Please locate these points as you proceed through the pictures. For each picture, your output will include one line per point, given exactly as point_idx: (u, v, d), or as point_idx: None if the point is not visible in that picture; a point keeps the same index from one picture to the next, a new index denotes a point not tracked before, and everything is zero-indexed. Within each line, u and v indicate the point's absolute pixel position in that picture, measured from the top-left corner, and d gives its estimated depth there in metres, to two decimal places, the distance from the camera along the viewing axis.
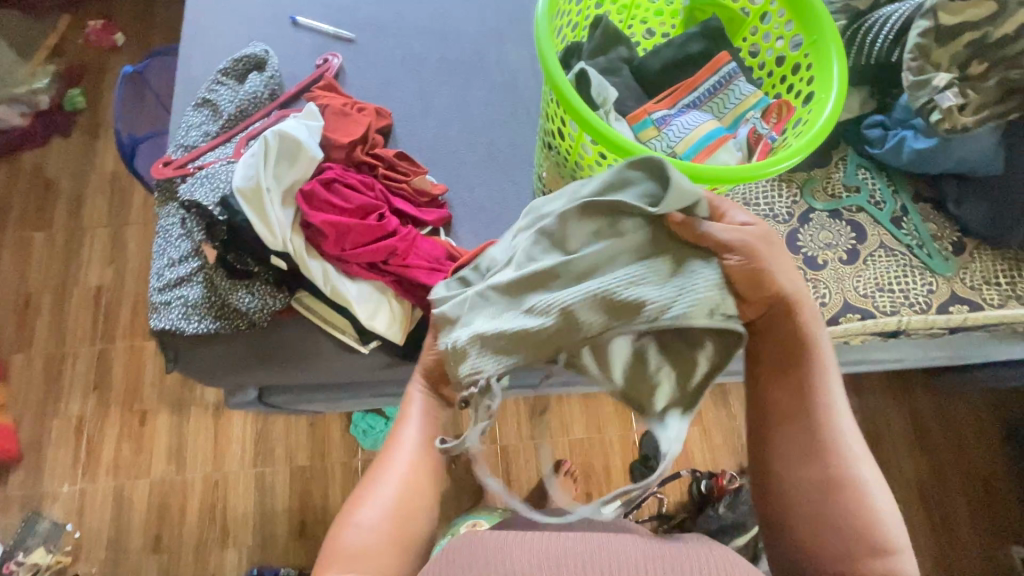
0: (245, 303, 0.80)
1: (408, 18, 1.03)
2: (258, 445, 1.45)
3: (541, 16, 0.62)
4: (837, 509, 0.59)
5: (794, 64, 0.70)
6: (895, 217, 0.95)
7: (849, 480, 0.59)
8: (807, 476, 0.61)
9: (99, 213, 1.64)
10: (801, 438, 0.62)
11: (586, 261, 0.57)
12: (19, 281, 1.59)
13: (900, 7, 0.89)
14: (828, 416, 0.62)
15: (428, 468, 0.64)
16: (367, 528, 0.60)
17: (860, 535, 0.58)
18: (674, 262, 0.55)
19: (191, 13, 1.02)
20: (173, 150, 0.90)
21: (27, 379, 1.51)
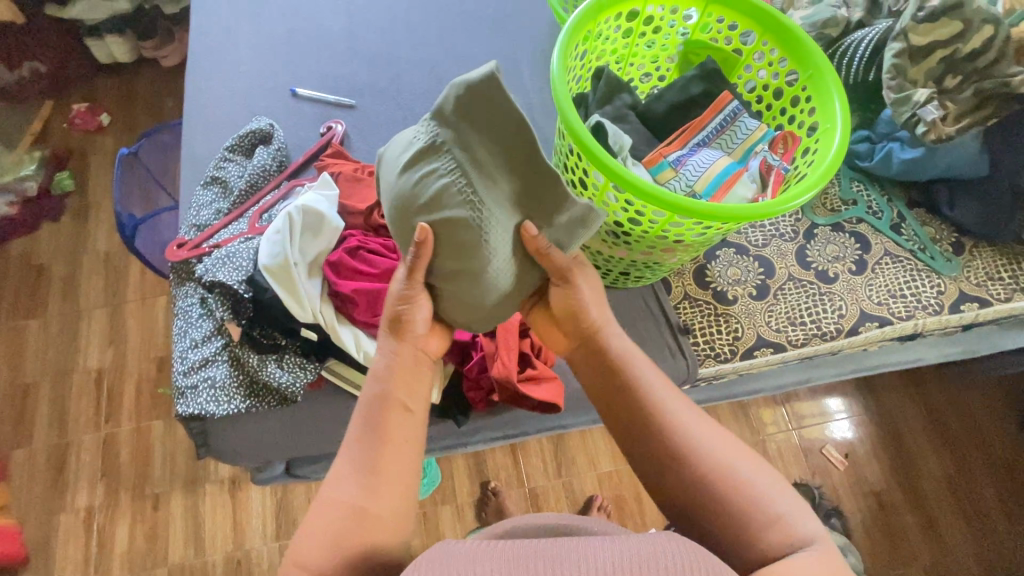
0: (276, 376, 0.79)
1: (406, 80, 1.06)
2: (279, 516, 1.40)
3: (557, 77, 0.65)
4: (721, 502, 0.57)
5: (792, 97, 0.75)
6: (894, 224, 0.99)
7: (714, 472, 0.58)
8: (682, 476, 0.59)
9: (94, 294, 1.61)
10: (652, 443, 0.62)
11: (458, 135, 0.59)
12: (15, 373, 1.54)
13: (870, 31, 0.95)
14: (670, 414, 0.62)
15: (380, 489, 0.58)
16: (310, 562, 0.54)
17: (755, 521, 0.55)
18: (430, 147, 0.60)
19: (190, 96, 1.04)
20: (187, 232, 0.91)
21: (28, 478, 1.44)
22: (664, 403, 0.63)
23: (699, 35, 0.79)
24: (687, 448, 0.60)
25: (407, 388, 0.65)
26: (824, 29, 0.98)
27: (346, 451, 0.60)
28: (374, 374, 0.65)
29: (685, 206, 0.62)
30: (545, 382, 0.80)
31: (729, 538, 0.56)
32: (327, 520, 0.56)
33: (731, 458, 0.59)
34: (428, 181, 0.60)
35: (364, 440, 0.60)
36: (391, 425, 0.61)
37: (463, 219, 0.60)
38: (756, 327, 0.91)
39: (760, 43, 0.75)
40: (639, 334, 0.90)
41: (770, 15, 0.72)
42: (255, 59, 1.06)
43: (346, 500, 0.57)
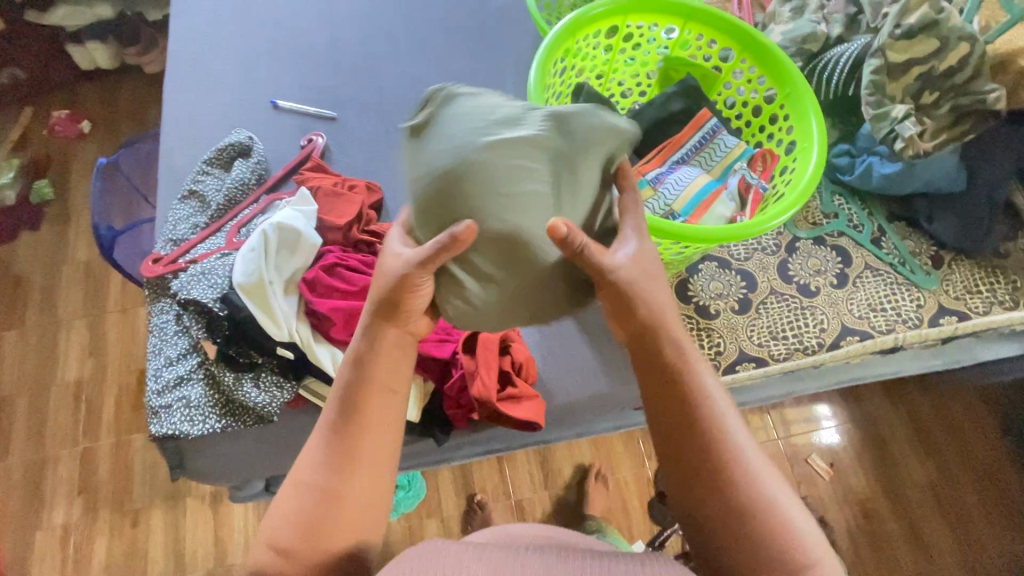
0: (252, 397, 0.78)
1: (388, 92, 1.05)
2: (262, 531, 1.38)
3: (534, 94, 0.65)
4: (756, 541, 0.55)
5: (771, 115, 0.75)
6: (874, 238, 1.00)
7: (755, 508, 0.56)
8: (721, 503, 0.57)
9: (74, 304, 1.59)
10: (695, 460, 0.58)
11: (556, 148, 0.56)
12: None
13: (849, 47, 0.96)
14: (727, 439, 0.58)
15: (355, 474, 0.58)
16: (278, 544, 0.56)
17: (788, 565, 0.54)
18: (524, 143, 0.55)
19: (168, 106, 1.02)
20: (163, 246, 0.89)
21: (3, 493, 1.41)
22: (721, 426, 0.59)
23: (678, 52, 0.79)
24: (734, 478, 0.57)
25: (387, 368, 0.62)
26: (804, 45, 0.98)
27: (320, 433, 0.59)
28: (351, 357, 0.62)
29: (661, 228, 0.63)
30: (526, 400, 0.80)
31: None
32: (296, 503, 0.57)
33: (778, 501, 0.56)
34: (511, 173, 0.55)
35: (338, 423, 0.59)
36: (363, 410, 0.59)
37: (517, 234, 0.56)
38: (737, 342, 0.92)
39: (738, 61, 0.76)
40: (623, 348, 0.89)
41: (747, 34, 0.72)
42: (235, 70, 1.05)
43: (317, 482, 0.57)
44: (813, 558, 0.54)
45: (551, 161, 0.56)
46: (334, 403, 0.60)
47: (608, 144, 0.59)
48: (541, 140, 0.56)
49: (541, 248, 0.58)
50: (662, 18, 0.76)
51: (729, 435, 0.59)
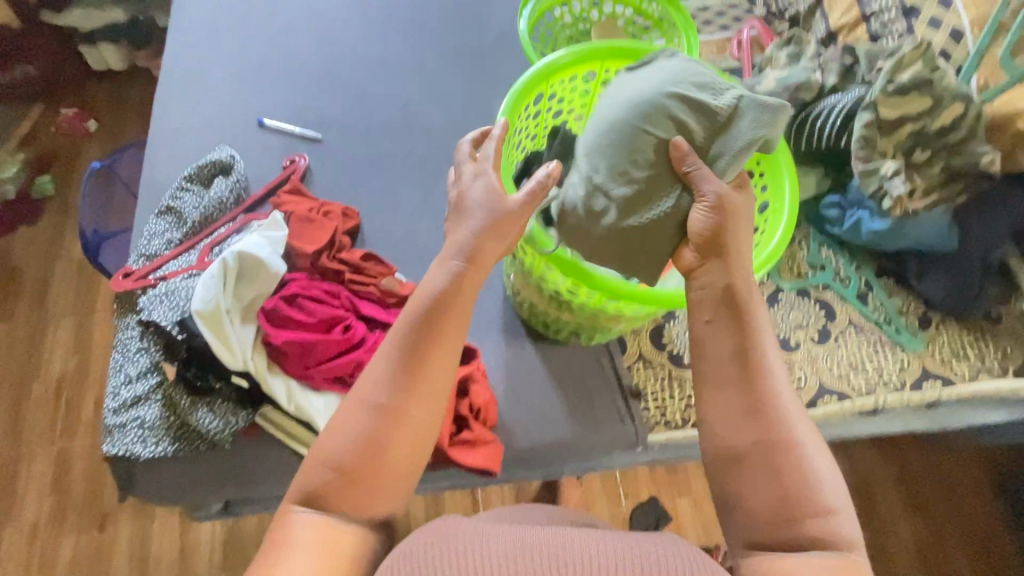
0: (205, 422, 0.77)
1: (375, 115, 1.05)
2: (228, 546, 1.35)
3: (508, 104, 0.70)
4: (783, 479, 0.51)
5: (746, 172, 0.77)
6: (861, 293, 0.97)
7: (786, 447, 0.52)
8: (747, 437, 0.53)
9: (65, 301, 1.60)
10: (740, 390, 0.55)
11: (719, 116, 0.65)
12: None
13: (843, 97, 0.94)
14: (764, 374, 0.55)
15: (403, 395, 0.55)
16: (330, 465, 0.52)
17: (808, 508, 0.50)
18: (699, 104, 0.66)
19: (156, 119, 1.02)
20: (135, 261, 0.89)
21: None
22: (761, 361, 0.56)
23: None
24: (772, 413, 0.54)
25: (466, 295, 0.60)
26: (798, 92, 0.97)
27: (386, 354, 0.56)
28: (429, 292, 0.59)
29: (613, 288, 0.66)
30: (481, 446, 0.78)
31: (778, 517, 0.51)
32: (359, 429, 0.53)
33: (805, 445, 0.53)
34: (667, 120, 0.66)
35: (408, 349, 0.56)
36: (435, 337, 0.57)
37: (639, 166, 0.65)
38: None
39: None
40: (591, 394, 0.87)
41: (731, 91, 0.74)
42: (226, 85, 1.05)
43: (374, 401, 0.54)
44: (834, 505, 0.51)
45: (712, 132, 0.65)
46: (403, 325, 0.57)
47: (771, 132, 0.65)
48: (715, 106, 0.66)
49: (645, 189, 0.65)
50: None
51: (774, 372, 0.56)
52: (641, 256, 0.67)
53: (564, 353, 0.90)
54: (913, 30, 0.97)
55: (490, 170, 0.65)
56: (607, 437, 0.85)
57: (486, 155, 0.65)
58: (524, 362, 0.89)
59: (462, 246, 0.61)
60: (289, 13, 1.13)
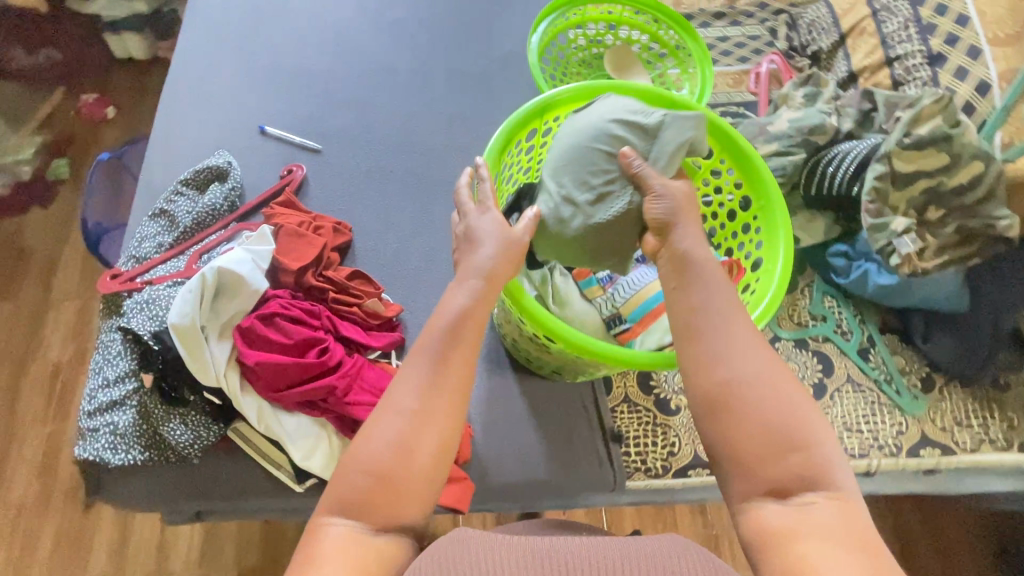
0: (175, 435, 0.76)
1: (378, 130, 1.04)
2: (207, 549, 1.30)
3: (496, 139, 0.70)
4: (758, 417, 0.49)
5: (744, 223, 0.77)
6: (862, 349, 0.93)
7: (757, 386, 0.50)
8: (716, 383, 0.51)
9: (70, 285, 1.57)
10: (703, 336, 0.54)
11: (651, 126, 0.68)
12: None
13: (857, 144, 0.91)
14: (723, 318, 0.54)
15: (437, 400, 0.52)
16: (368, 472, 0.49)
17: (787, 445, 0.48)
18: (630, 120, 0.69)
19: (160, 121, 1.02)
20: (125, 263, 0.88)
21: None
22: (716, 305, 0.55)
23: None
24: (735, 354, 0.52)
25: (487, 308, 0.59)
26: (810, 136, 0.93)
27: (417, 363, 0.54)
28: (450, 308, 0.57)
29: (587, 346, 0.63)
30: (451, 482, 0.77)
31: (763, 462, 0.48)
32: (391, 429, 0.50)
33: (777, 383, 0.51)
34: (603, 138, 0.69)
35: (435, 354, 0.54)
36: (459, 343, 0.55)
37: (587, 180, 0.69)
38: (694, 444, 0.87)
39: (718, 159, 0.77)
40: (572, 433, 0.85)
41: (732, 139, 0.73)
42: (232, 91, 1.05)
43: (407, 406, 0.51)
44: (813, 438, 0.49)
45: (648, 141, 0.68)
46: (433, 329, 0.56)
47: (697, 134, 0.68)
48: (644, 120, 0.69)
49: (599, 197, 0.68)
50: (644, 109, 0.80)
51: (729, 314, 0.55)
52: (610, 248, 0.69)
53: (546, 389, 0.87)
54: (937, 78, 0.96)
55: (491, 205, 0.64)
56: (584, 480, 0.83)
57: (484, 192, 0.64)
58: (506, 396, 0.86)
59: (479, 267, 0.60)
60: (301, 20, 1.12)
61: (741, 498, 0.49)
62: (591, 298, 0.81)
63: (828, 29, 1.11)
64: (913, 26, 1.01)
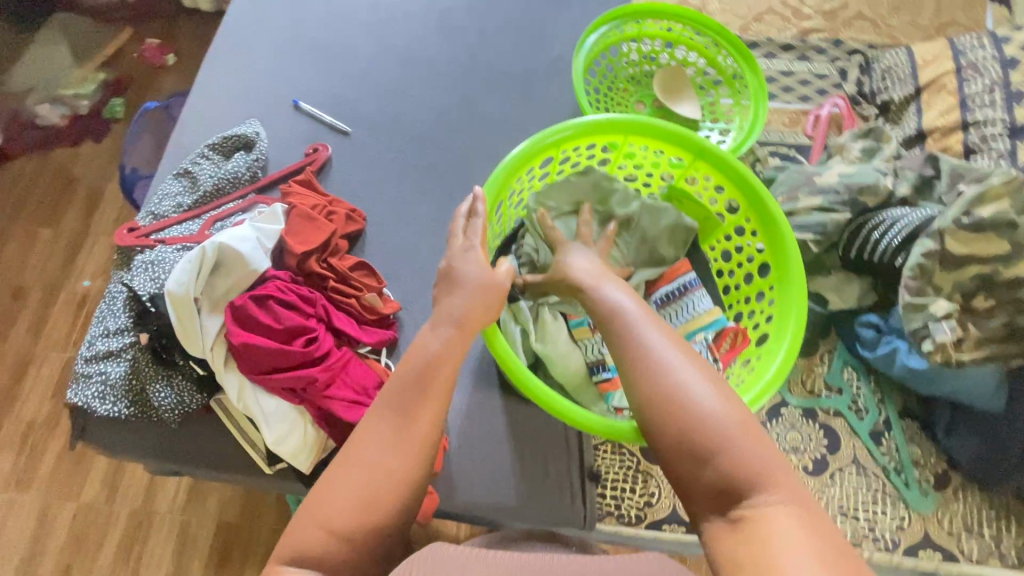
0: (160, 397, 0.77)
1: (411, 121, 1.02)
2: (187, 513, 1.16)
3: (507, 162, 0.76)
4: (673, 426, 0.52)
5: (759, 292, 0.82)
6: (875, 430, 0.87)
7: (670, 398, 0.52)
8: (642, 400, 0.54)
9: (106, 223, 1.43)
10: (620, 358, 0.58)
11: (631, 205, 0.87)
12: None
13: (911, 213, 0.84)
14: (638, 332, 0.58)
15: (400, 447, 0.53)
16: (330, 524, 0.49)
17: (704, 452, 0.50)
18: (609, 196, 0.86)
19: (201, 82, 1.03)
20: (143, 217, 0.89)
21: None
22: (630, 325, 0.59)
23: (683, 186, 0.89)
24: (645, 369, 0.55)
25: (458, 357, 0.60)
26: (858, 196, 0.86)
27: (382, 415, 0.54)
28: (421, 353, 0.58)
29: (552, 404, 0.66)
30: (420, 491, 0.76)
31: (693, 470, 0.51)
32: (351, 484, 0.51)
33: (695, 390, 0.52)
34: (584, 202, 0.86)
35: (401, 403, 0.55)
36: (426, 392, 0.56)
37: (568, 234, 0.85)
38: (674, 499, 0.86)
39: (745, 219, 0.83)
40: (550, 464, 0.82)
41: (761, 200, 0.78)
42: (275, 62, 1.05)
43: (375, 460, 0.52)
44: (733, 441, 0.50)
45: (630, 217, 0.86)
46: (402, 370, 0.57)
47: (666, 248, 0.87)
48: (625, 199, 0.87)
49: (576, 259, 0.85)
50: (673, 148, 0.83)
51: (642, 329, 0.58)
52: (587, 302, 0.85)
53: (531, 414, 0.85)
54: (1016, 152, 0.88)
55: (477, 245, 0.67)
56: (555, 512, 0.80)
57: (473, 230, 0.67)
58: (487, 413, 0.84)
59: (453, 314, 0.61)
60: None
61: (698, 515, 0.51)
62: (579, 339, 0.83)
63: (902, 80, 1.02)
64: (999, 91, 0.93)
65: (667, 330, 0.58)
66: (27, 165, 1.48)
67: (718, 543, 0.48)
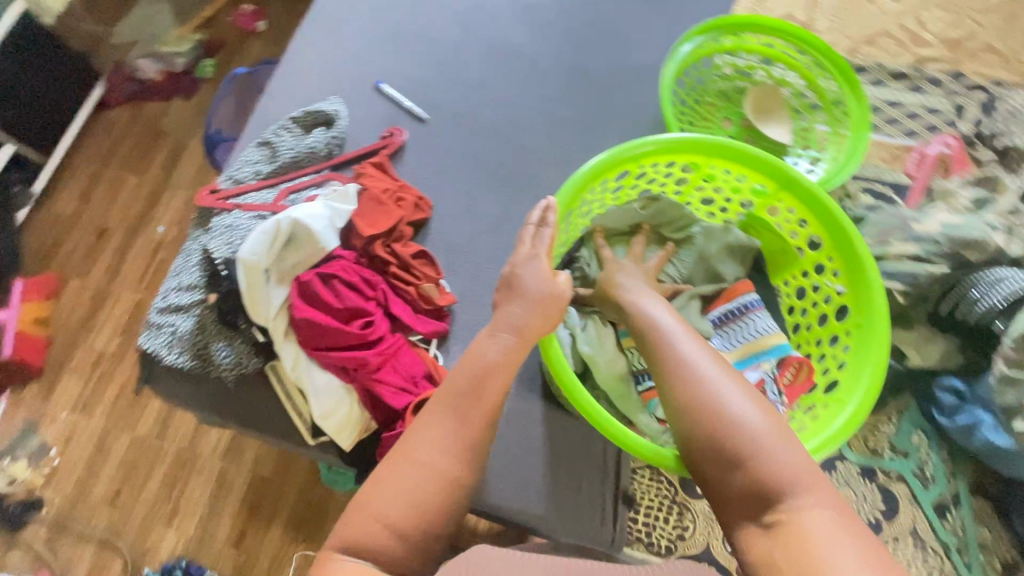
0: (221, 355, 0.81)
1: (488, 115, 1.01)
2: (225, 464, 1.22)
3: (583, 174, 0.73)
4: (703, 433, 0.52)
5: (834, 334, 0.77)
6: (941, 503, 0.86)
7: (700, 405, 0.53)
8: (673, 407, 0.55)
9: (186, 176, 1.50)
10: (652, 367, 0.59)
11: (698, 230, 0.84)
12: (76, 211, 1.46)
13: (1019, 275, 0.77)
14: (671, 342, 0.59)
15: (448, 452, 0.54)
16: (385, 520, 0.51)
17: (734, 459, 0.50)
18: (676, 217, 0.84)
19: (292, 55, 1.05)
20: (224, 180, 0.92)
21: (51, 315, 1.36)
22: (663, 335, 0.60)
23: (764, 216, 0.85)
24: (675, 376, 0.56)
25: (513, 367, 0.61)
26: (961, 249, 0.80)
27: (442, 420, 0.56)
28: (479, 359, 0.59)
29: (600, 418, 0.65)
30: None
31: (724, 476, 0.51)
32: (401, 480, 0.52)
33: (730, 395, 0.53)
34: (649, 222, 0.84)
35: (454, 409, 0.56)
36: (479, 398, 0.57)
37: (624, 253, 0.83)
38: (709, 538, 0.88)
39: (827, 257, 0.78)
40: (585, 481, 0.81)
41: (847, 238, 0.74)
42: (363, 42, 1.06)
43: (433, 466, 0.53)
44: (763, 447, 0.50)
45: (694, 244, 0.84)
46: (457, 377, 0.58)
47: (725, 266, 0.83)
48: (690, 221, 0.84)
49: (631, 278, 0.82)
50: (758, 174, 0.79)
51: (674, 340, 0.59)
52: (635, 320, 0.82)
53: (570, 427, 0.83)
54: None
55: (541, 255, 0.68)
56: (586, 531, 0.79)
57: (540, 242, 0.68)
58: (528, 421, 0.83)
59: (512, 323, 0.62)
60: None
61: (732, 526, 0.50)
62: (625, 348, 0.79)
63: None
64: None
65: (701, 342, 0.59)
66: (121, 115, 1.55)
67: (754, 549, 0.47)
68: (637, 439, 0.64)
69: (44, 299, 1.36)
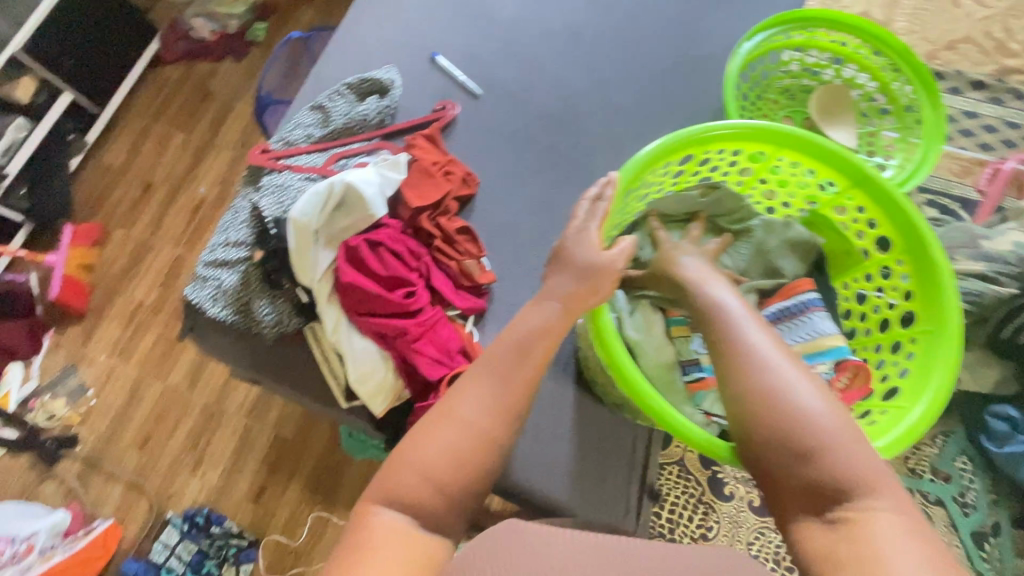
0: (263, 312, 0.82)
1: (542, 95, 0.99)
2: (250, 420, 1.25)
3: (647, 153, 0.71)
4: (768, 421, 0.51)
5: (896, 340, 0.74)
6: (980, 531, 0.87)
7: (769, 393, 0.51)
8: (736, 392, 0.53)
9: (233, 136, 1.52)
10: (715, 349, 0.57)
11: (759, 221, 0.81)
12: (125, 163, 1.49)
13: None
14: (739, 327, 0.57)
15: (493, 414, 0.54)
16: (427, 472, 0.50)
17: (801, 451, 0.49)
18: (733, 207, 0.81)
19: (350, 20, 1.05)
20: (275, 141, 0.92)
21: (95, 261, 1.40)
22: (729, 319, 0.58)
23: (830, 214, 0.82)
24: (743, 362, 0.54)
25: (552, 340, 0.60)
26: None
27: (485, 381, 0.55)
28: (523, 328, 0.60)
29: (649, 400, 0.62)
30: None
31: (786, 467, 0.50)
32: (446, 435, 0.52)
33: (798, 385, 0.51)
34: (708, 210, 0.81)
35: (500, 372, 0.56)
36: (521, 369, 0.57)
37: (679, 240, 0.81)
38: (730, 539, 0.89)
39: (895, 259, 0.75)
40: (612, 470, 0.81)
41: (921, 240, 0.71)
42: (422, 12, 1.05)
43: (474, 423, 0.53)
44: (834, 442, 0.49)
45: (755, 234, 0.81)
46: (501, 347, 0.58)
47: (784, 262, 0.81)
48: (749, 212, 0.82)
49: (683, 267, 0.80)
50: (829, 170, 0.76)
51: (743, 325, 0.57)
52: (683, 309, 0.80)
53: (600, 416, 0.83)
54: None
55: (591, 229, 0.66)
56: (609, 519, 0.79)
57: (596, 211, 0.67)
58: (559, 405, 0.82)
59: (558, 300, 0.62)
60: None
61: (787, 519, 0.49)
62: (674, 336, 0.78)
63: None
64: None
65: (769, 330, 0.57)
66: (173, 72, 1.58)
67: (812, 541, 0.47)
68: (687, 423, 0.62)
69: (89, 246, 1.40)
